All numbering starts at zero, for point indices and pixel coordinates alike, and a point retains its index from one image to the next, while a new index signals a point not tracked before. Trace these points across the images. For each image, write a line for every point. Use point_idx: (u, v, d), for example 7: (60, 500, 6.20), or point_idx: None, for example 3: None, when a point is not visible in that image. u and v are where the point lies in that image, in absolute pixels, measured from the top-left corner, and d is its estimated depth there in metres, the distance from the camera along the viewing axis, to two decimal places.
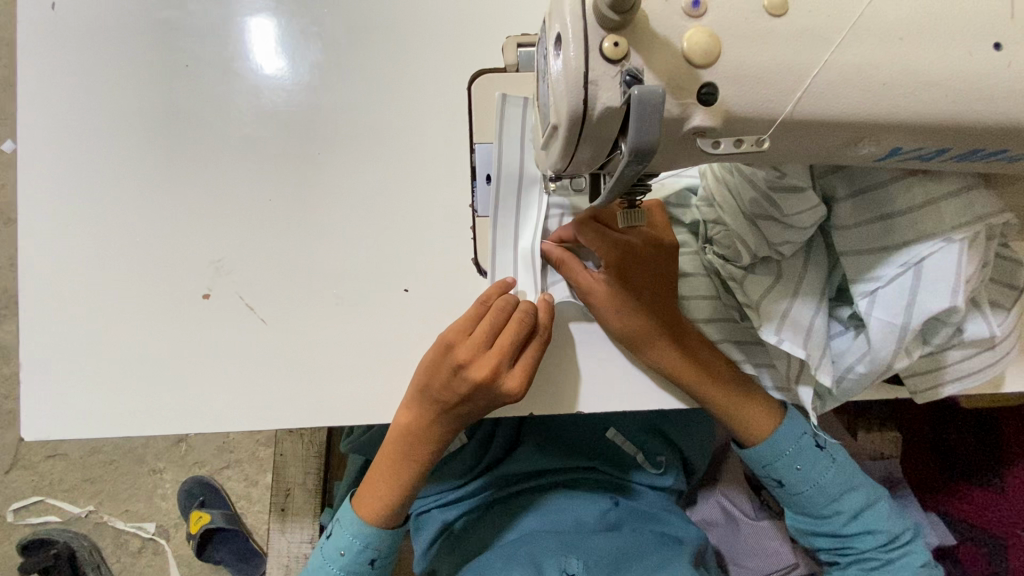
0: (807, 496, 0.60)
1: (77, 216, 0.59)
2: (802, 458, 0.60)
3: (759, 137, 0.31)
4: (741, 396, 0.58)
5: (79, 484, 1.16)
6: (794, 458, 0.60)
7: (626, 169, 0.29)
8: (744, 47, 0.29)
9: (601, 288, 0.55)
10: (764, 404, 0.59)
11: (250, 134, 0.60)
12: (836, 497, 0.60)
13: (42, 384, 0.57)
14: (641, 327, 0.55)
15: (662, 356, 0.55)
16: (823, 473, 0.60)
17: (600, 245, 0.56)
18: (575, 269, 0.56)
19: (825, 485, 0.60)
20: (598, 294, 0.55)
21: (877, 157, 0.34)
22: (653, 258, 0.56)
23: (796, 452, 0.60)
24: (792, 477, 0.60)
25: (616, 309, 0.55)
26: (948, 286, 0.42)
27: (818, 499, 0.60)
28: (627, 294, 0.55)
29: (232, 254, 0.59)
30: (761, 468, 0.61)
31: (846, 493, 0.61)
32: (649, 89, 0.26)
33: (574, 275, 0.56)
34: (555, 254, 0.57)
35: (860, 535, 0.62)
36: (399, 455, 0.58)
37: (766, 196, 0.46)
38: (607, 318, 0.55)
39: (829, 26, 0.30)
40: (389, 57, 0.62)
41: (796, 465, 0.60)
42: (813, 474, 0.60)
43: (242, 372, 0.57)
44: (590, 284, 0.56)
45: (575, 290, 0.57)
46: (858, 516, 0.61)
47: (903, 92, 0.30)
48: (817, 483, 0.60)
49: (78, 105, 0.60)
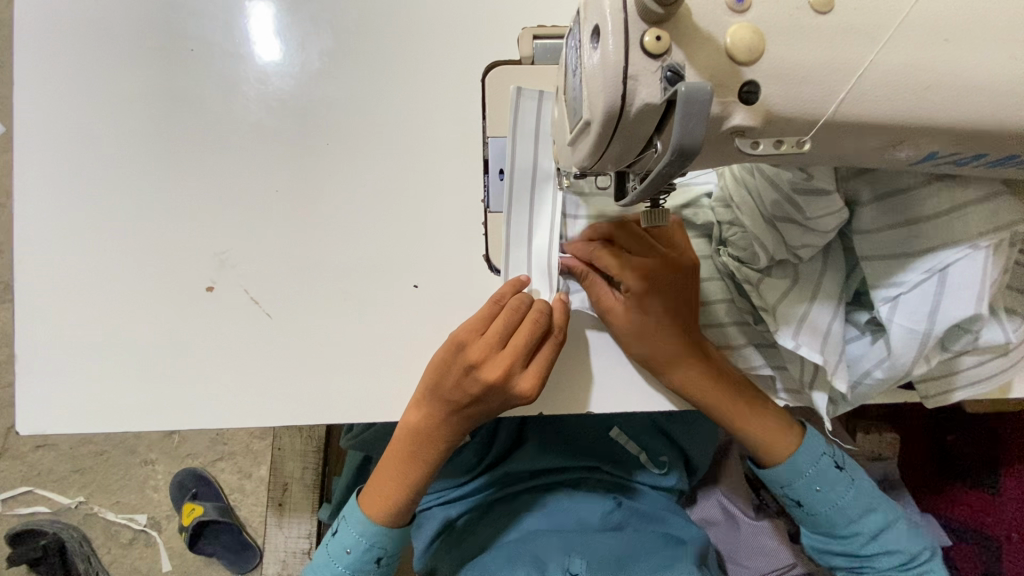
0: (825, 517, 0.60)
1: (75, 203, 0.57)
2: (823, 479, 0.59)
3: (800, 138, 0.30)
4: (752, 417, 0.59)
5: (69, 474, 1.14)
6: (814, 479, 0.59)
7: (667, 169, 0.28)
8: (788, 44, 0.28)
9: (621, 307, 0.55)
10: (774, 423, 0.59)
11: (256, 122, 0.58)
12: (855, 518, 0.60)
13: (38, 375, 0.55)
14: (655, 351, 0.55)
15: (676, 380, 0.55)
16: (843, 496, 0.60)
17: (626, 270, 0.55)
18: (597, 284, 0.55)
19: (844, 506, 0.60)
20: (617, 311, 0.55)
21: (913, 161, 0.34)
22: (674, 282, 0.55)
23: (817, 473, 0.59)
24: (811, 498, 0.60)
25: (633, 327, 0.54)
26: (972, 294, 0.42)
27: (835, 519, 0.60)
28: (645, 316, 0.55)
29: (237, 245, 0.57)
30: (780, 488, 0.61)
31: (865, 513, 0.61)
32: (697, 86, 0.25)
33: (595, 288, 0.55)
34: (575, 266, 0.56)
35: (879, 555, 0.61)
36: (408, 454, 0.57)
37: (788, 198, 0.45)
38: (624, 338, 0.55)
39: (875, 24, 0.29)
40: (401, 45, 0.60)
41: (816, 487, 0.59)
42: (832, 495, 0.60)
43: (247, 367, 0.56)
44: (609, 301, 0.55)
45: (592, 304, 0.56)
46: (876, 536, 0.61)
47: (946, 96, 0.30)
48: (836, 504, 0.60)
49: (76, 87, 0.58)
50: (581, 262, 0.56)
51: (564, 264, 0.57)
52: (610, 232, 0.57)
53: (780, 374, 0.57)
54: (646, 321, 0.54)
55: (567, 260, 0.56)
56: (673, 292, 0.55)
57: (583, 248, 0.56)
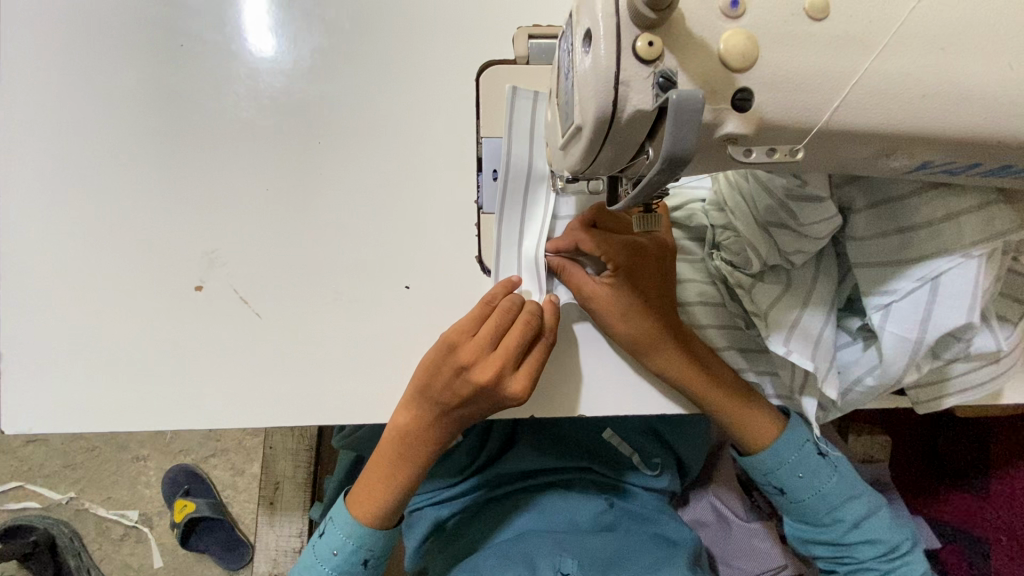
0: (808, 504, 0.60)
1: (63, 199, 0.56)
2: (805, 466, 0.59)
3: (793, 146, 0.30)
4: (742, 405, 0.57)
5: (60, 470, 1.14)
6: (797, 466, 0.59)
7: (659, 176, 0.27)
8: (783, 51, 0.28)
9: (605, 291, 0.54)
10: (759, 409, 0.58)
11: (247, 120, 0.58)
12: (836, 505, 0.60)
13: (25, 374, 0.54)
14: (638, 335, 0.54)
15: (661, 364, 0.54)
16: (825, 481, 0.59)
17: (606, 250, 0.54)
18: (576, 275, 0.55)
19: (825, 493, 0.59)
20: (601, 299, 0.54)
21: (906, 170, 0.33)
22: (653, 265, 0.55)
23: (800, 460, 0.59)
24: (793, 484, 0.59)
25: (618, 314, 0.54)
26: (964, 302, 0.42)
27: (818, 506, 0.60)
28: (630, 300, 0.54)
29: (227, 243, 0.56)
30: (763, 476, 0.60)
31: (847, 500, 0.60)
32: (690, 93, 0.25)
33: (573, 279, 0.55)
34: (555, 257, 0.56)
35: (860, 544, 0.61)
36: (397, 455, 0.57)
37: (781, 204, 0.45)
38: (609, 323, 0.54)
39: (870, 32, 0.28)
40: (394, 43, 0.60)
41: (798, 474, 0.59)
42: (814, 482, 0.59)
43: (235, 367, 0.55)
44: (591, 288, 0.54)
45: (578, 295, 0.55)
46: (858, 525, 0.61)
47: (940, 105, 0.29)
48: (818, 491, 0.59)
49: (65, 83, 0.57)
50: (561, 259, 0.55)
51: (551, 260, 0.56)
52: (592, 219, 0.56)
53: (772, 381, 0.58)
54: (630, 306, 0.53)
55: (551, 257, 0.56)
56: (654, 271, 0.55)
57: (565, 238, 0.55)
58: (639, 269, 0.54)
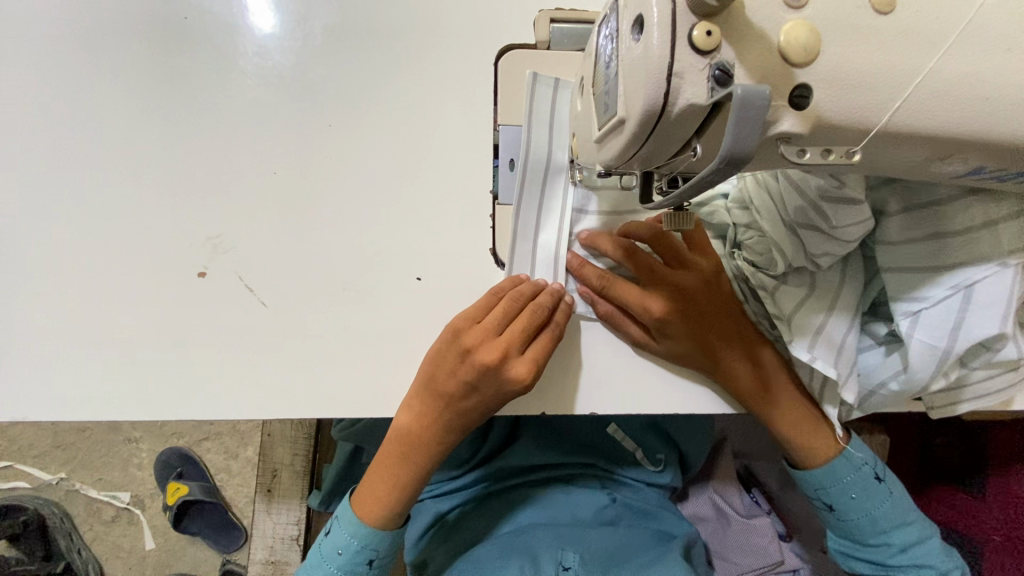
0: (857, 524, 0.58)
1: (60, 179, 0.54)
2: (860, 487, 0.57)
3: (850, 148, 0.29)
4: (798, 412, 0.57)
5: (50, 450, 1.12)
6: (851, 486, 0.57)
7: (710, 176, 0.26)
8: (845, 46, 0.26)
9: (652, 338, 0.53)
10: (814, 414, 0.57)
11: (252, 99, 0.55)
12: (886, 529, 0.58)
13: (18, 359, 0.52)
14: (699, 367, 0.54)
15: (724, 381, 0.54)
16: (879, 505, 0.57)
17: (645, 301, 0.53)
18: (621, 321, 0.54)
19: (877, 515, 0.57)
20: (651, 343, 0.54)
21: (958, 175, 0.32)
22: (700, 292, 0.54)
23: (855, 480, 0.57)
24: (845, 504, 0.58)
25: (674, 348, 0.53)
26: (997, 313, 0.41)
27: (867, 527, 0.58)
28: (684, 328, 0.53)
29: (232, 227, 0.54)
30: (812, 491, 0.59)
31: (899, 526, 0.58)
32: (755, 89, 0.23)
33: (617, 322, 0.54)
34: (598, 302, 0.54)
35: (907, 568, 0.58)
36: (402, 455, 0.55)
37: (813, 205, 0.44)
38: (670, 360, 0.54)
39: (935, 29, 0.27)
40: (409, 20, 0.57)
41: (852, 494, 0.57)
42: (868, 504, 0.57)
43: (238, 354, 0.53)
44: (638, 333, 0.54)
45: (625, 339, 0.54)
46: (906, 550, 0.58)
47: (1004, 108, 0.28)
48: (870, 513, 0.57)
49: (62, 55, 0.54)
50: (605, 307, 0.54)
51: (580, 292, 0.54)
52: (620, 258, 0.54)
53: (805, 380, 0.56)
54: (684, 333, 0.53)
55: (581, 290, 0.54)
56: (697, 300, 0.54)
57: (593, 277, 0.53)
58: (681, 310, 0.53)
